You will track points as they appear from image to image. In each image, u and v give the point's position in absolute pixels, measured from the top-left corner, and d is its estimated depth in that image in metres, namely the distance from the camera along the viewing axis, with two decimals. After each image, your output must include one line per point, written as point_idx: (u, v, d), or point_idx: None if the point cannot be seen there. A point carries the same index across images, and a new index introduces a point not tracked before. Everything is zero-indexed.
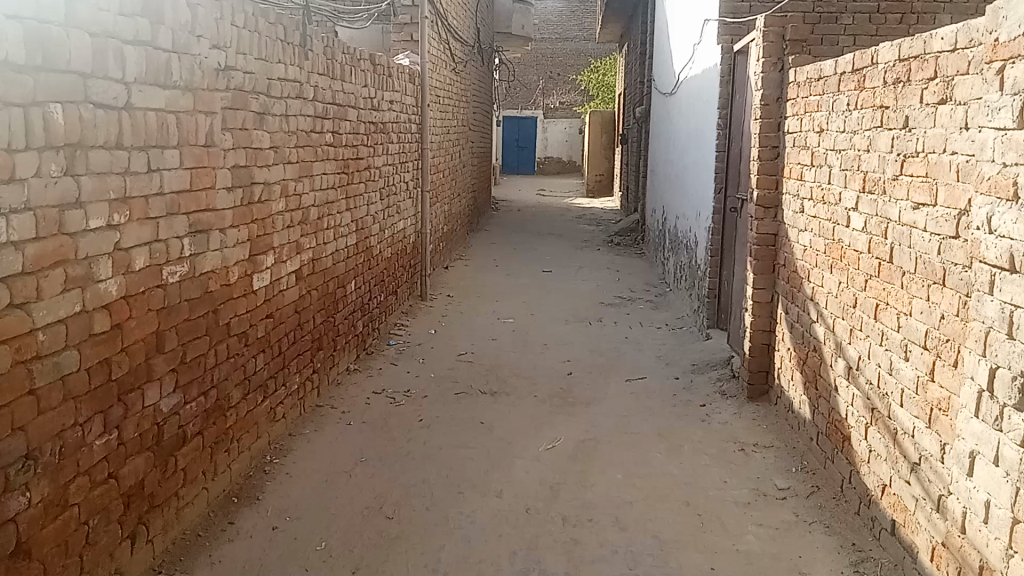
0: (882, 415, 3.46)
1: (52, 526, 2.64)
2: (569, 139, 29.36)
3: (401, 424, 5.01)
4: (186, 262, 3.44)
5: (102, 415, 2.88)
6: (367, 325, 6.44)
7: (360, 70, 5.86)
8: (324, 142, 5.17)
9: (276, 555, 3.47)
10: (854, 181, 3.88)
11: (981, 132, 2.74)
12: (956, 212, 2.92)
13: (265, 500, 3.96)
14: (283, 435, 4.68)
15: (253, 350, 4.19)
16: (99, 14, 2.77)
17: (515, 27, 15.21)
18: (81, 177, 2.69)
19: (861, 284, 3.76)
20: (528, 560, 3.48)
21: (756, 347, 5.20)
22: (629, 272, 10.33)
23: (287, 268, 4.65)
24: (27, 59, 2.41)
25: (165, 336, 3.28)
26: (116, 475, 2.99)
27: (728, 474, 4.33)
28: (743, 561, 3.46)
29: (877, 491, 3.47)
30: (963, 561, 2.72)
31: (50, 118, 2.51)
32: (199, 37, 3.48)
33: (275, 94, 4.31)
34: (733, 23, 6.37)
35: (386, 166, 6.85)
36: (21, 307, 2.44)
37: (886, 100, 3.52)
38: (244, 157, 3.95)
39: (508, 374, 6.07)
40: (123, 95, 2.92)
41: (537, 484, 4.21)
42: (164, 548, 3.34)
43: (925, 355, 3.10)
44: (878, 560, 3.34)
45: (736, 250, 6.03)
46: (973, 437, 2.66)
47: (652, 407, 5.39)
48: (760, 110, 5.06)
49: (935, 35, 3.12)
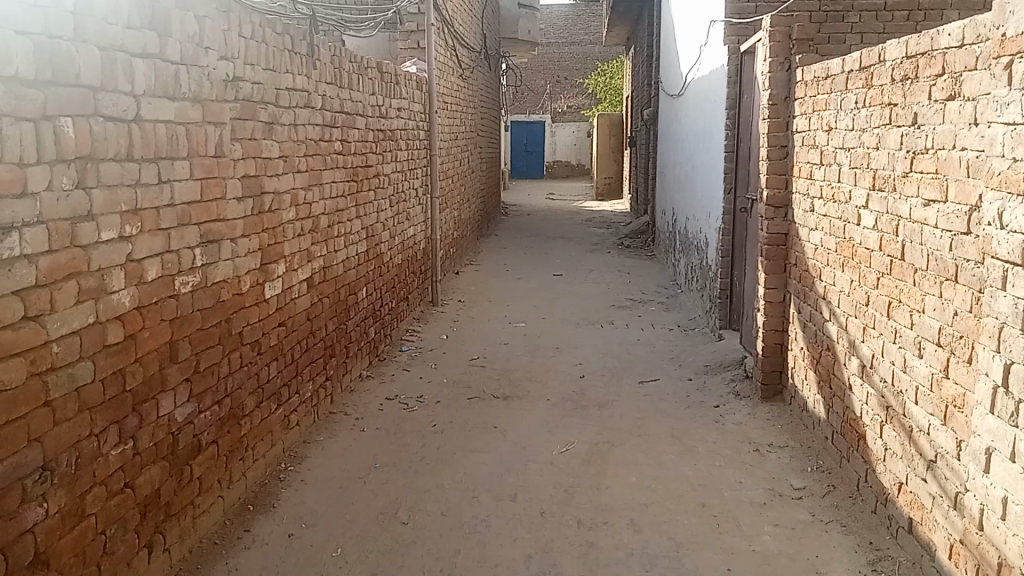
0: (897, 413, 3.44)
1: (70, 536, 2.65)
2: (577, 142, 29.38)
3: (415, 430, 5.02)
4: (198, 272, 3.46)
5: (118, 425, 2.90)
6: (379, 332, 6.45)
7: (367, 78, 5.88)
8: (333, 150, 5.19)
9: (292, 561, 3.48)
10: (864, 179, 3.87)
11: (990, 127, 2.73)
12: (967, 208, 2.91)
13: (281, 507, 3.97)
14: (298, 443, 4.70)
15: (266, 358, 4.22)
16: (107, 28, 2.80)
17: (521, 32, 15.25)
18: (92, 190, 2.71)
19: (873, 282, 3.75)
20: (544, 563, 3.48)
21: (769, 347, 5.19)
22: (639, 274, 10.32)
23: (298, 276, 4.67)
24: (37, 74, 2.43)
25: (178, 345, 3.30)
26: (132, 485, 3.01)
27: (743, 474, 4.31)
28: (759, 561, 3.45)
29: (893, 489, 3.45)
30: (981, 558, 2.70)
31: (61, 132, 2.54)
32: (207, 50, 3.51)
33: (283, 104, 4.34)
34: (739, 25, 6.38)
35: (395, 173, 6.88)
36: (35, 319, 2.47)
37: (894, 97, 3.51)
38: (254, 167, 3.98)
39: (521, 378, 6.07)
40: (132, 107, 2.94)
41: (551, 488, 4.21)
42: (181, 556, 3.36)
43: (939, 352, 3.08)
44: (896, 558, 3.32)
45: (747, 250, 6.01)
46: (988, 433, 2.64)
47: (666, 409, 5.38)
48: (769, 110, 5.05)
49: (943, 31, 3.11)
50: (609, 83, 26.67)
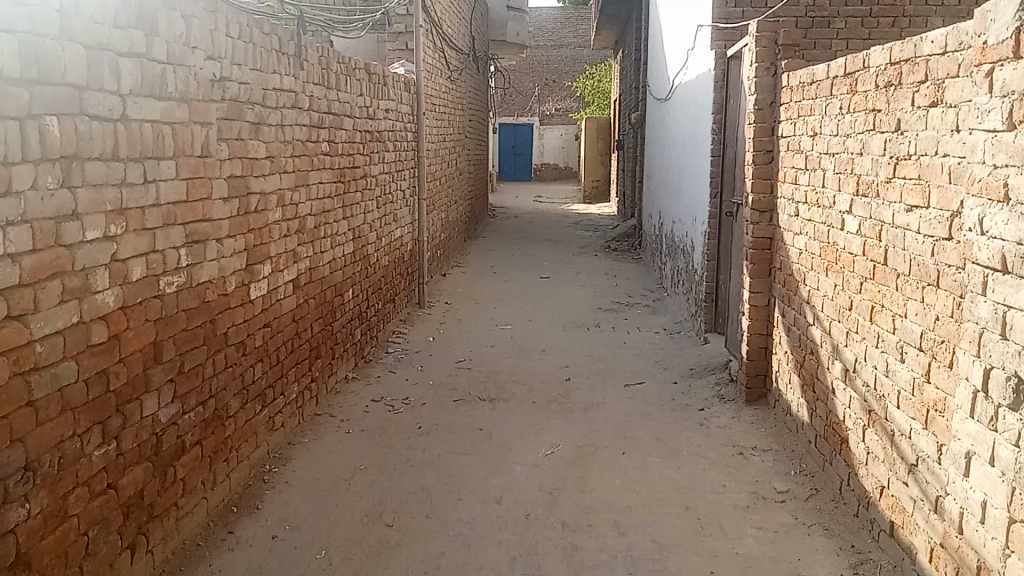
0: (879, 417, 3.47)
1: (52, 537, 2.64)
2: (565, 146, 29.49)
3: (400, 432, 5.02)
4: (183, 272, 3.45)
5: (101, 426, 2.89)
6: (365, 334, 6.44)
7: (355, 79, 5.88)
8: (319, 151, 5.19)
9: (276, 563, 3.47)
10: (848, 184, 3.90)
11: (971, 134, 2.76)
12: (948, 214, 2.94)
13: (264, 509, 3.96)
14: (283, 444, 4.69)
15: (251, 359, 4.20)
16: (93, 27, 2.78)
17: (510, 34, 15.24)
18: (77, 189, 2.70)
19: (856, 286, 3.78)
20: (528, 565, 3.49)
21: (753, 351, 5.22)
22: (624, 277, 10.35)
23: (284, 277, 4.66)
24: (22, 73, 2.42)
25: (162, 346, 3.29)
26: (115, 486, 2.99)
27: (727, 477, 4.33)
28: (742, 564, 3.46)
29: (875, 493, 3.48)
30: (961, 561, 2.73)
31: (46, 131, 2.53)
32: (194, 49, 3.50)
33: (270, 104, 4.33)
34: (726, 29, 6.42)
35: (382, 174, 6.88)
36: (18, 319, 2.45)
37: (878, 104, 3.54)
38: (240, 167, 3.97)
39: (507, 380, 6.08)
40: (118, 106, 2.93)
41: (535, 490, 4.22)
42: (164, 558, 3.35)
43: (921, 357, 3.11)
44: (877, 562, 3.35)
45: (733, 254, 6.04)
46: (968, 438, 2.67)
47: (651, 412, 5.40)
48: (754, 115, 5.08)
49: (926, 38, 3.14)
50: (597, 87, 26.71)
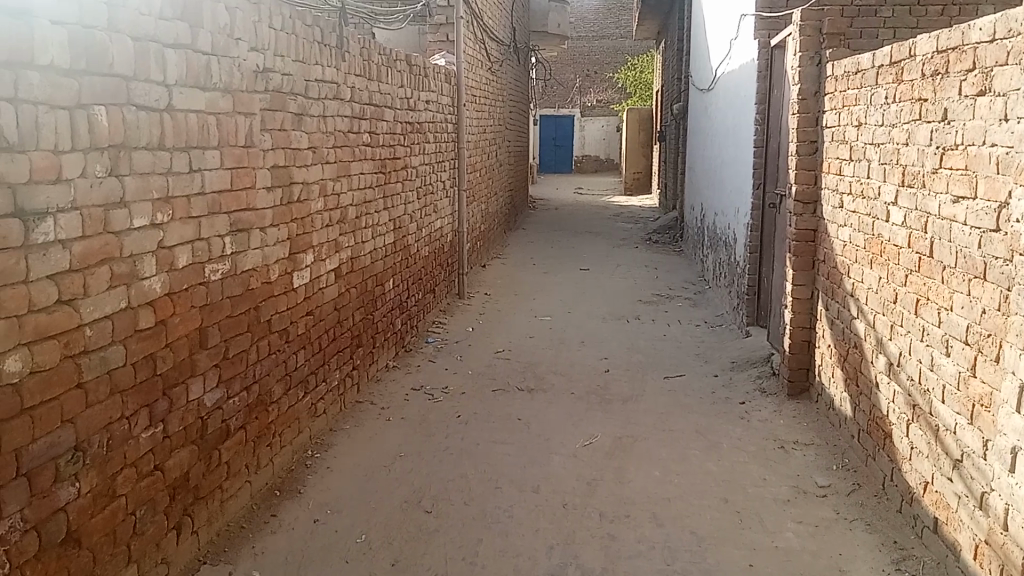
0: (923, 411, 3.41)
1: (101, 516, 2.71)
2: (607, 138, 29.32)
3: (440, 421, 5.06)
4: (227, 260, 3.51)
5: (148, 409, 2.96)
6: (405, 323, 6.49)
7: (396, 71, 5.91)
8: (361, 142, 5.23)
9: (316, 546, 3.54)
10: (894, 175, 3.83)
11: (1020, 123, 2.70)
12: (996, 205, 2.88)
13: (307, 493, 4.03)
14: (325, 430, 4.76)
15: (294, 346, 4.27)
16: (140, 19, 2.85)
17: (551, 26, 15.20)
18: (125, 177, 2.77)
19: (901, 279, 3.71)
20: (566, 554, 3.50)
21: (797, 344, 5.15)
22: (666, 270, 10.27)
23: (326, 266, 4.71)
24: (72, 63, 2.48)
25: (208, 332, 3.36)
26: (162, 468, 3.07)
27: (768, 471, 4.29)
28: (782, 558, 3.44)
29: (919, 489, 3.42)
30: (1005, 558, 2.68)
31: (95, 120, 2.59)
32: (238, 40, 3.55)
33: (313, 96, 4.38)
34: (770, 18, 6.33)
35: (423, 166, 6.92)
36: (68, 303, 2.52)
37: (925, 93, 3.47)
38: (283, 157, 4.03)
39: (546, 372, 6.08)
40: (165, 96, 2.99)
41: (573, 480, 4.22)
42: (209, 539, 3.42)
43: (967, 351, 3.05)
44: (921, 557, 3.29)
45: (775, 246, 5.96)
46: (1015, 432, 2.61)
47: (690, 405, 5.37)
48: (799, 106, 5.00)
49: (974, 25, 3.07)
50: (641, 78, 26.43)
